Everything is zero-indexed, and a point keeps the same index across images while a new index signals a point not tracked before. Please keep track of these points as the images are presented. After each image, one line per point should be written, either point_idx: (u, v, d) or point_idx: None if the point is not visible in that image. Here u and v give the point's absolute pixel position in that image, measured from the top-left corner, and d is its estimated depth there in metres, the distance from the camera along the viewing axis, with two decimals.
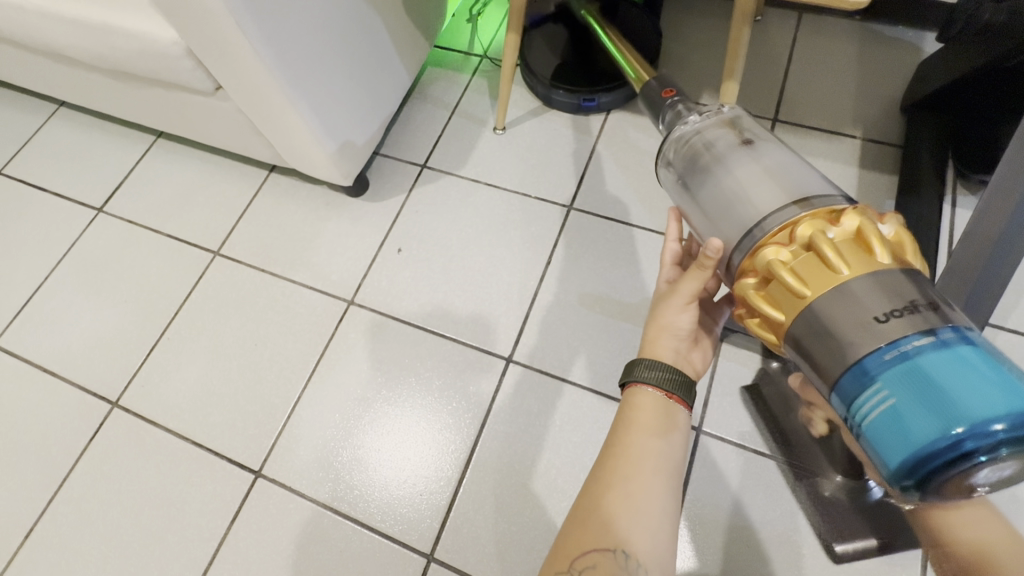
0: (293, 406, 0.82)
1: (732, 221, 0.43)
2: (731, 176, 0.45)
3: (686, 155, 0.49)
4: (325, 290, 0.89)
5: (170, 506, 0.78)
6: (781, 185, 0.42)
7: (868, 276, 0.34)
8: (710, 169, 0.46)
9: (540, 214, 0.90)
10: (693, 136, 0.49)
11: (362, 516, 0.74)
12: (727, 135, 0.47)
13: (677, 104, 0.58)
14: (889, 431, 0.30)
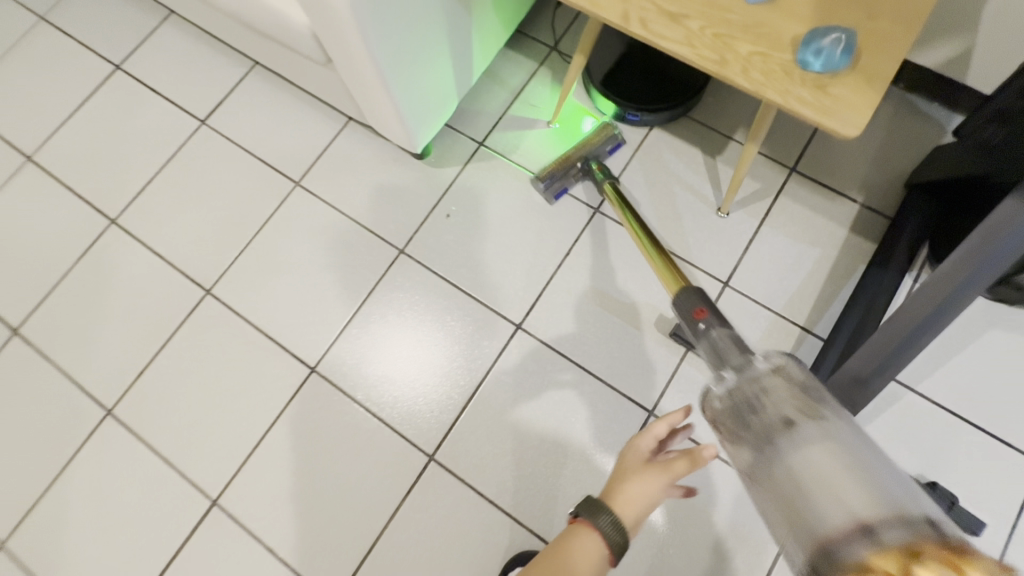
0: (345, 323, 1.04)
1: (795, 510, 0.36)
2: (791, 458, 0.38)
3: (733, 403, 0.46)
4: (382, 236, 1.08)
5: (246, 378, 1.02)
6: (865, 483, 0.35)
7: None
8: (756, 429, 0.42)
9: (571, 210, 1.06)
10: (745, 388, 0.46)
11: (385, 418, 0.98)
12: (790, 404, 0.43)
13: (712, 328, 0.61)
14: None
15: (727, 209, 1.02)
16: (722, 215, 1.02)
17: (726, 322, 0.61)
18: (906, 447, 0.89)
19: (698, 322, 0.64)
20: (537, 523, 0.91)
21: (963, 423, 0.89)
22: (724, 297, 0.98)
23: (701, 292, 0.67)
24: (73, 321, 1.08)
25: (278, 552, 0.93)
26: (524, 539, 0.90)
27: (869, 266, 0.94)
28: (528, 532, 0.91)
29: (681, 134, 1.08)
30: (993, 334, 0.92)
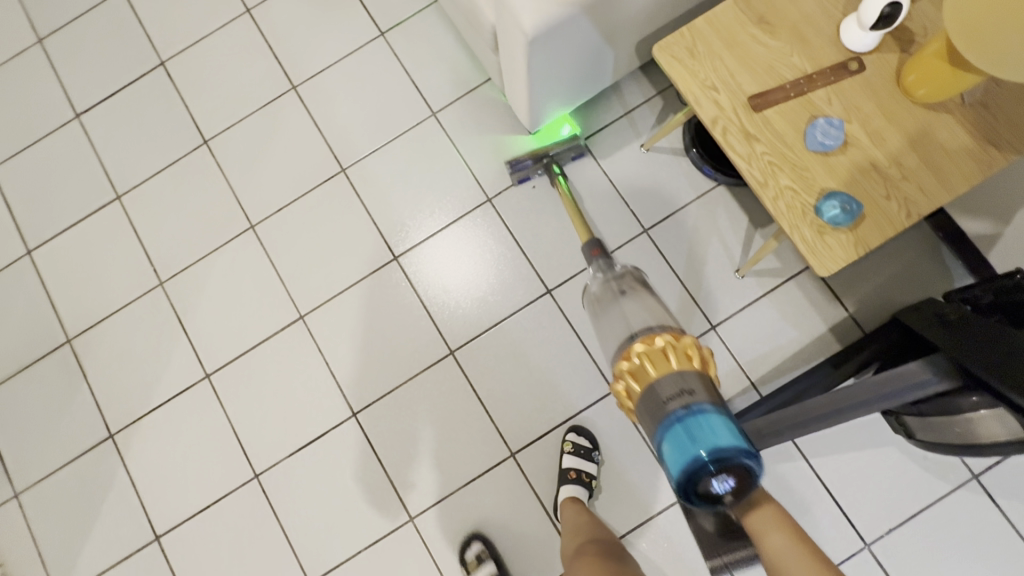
0: (428, 235, 1.36)
1: (623, 332, 0.78)
2: (624, 310, 0.82)
3: (602, 294, 0.90)
4: (480, 182, 1.37)
5: (348, 243, 1.38)
6: (651, 310, 0.80)
7: (699, 373, 0.68)
8: (613, 307, 0.85)
9: (626, 222, 1.31)
10: (608, 284, 0.91)
11: (431, 313, 1.33)
12: (641, 307, 0.82)
13: (603, 259, 0.97)
14: (680, 442, 0.63)
15: (743, 274, 1.26)
16: (737, 276, 1.27)
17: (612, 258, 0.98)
18: (780, 494, 1.18)
19: (593, 257, 0.98)
20: (505, 426, 1.27)
21: (829, 498, 1.17)
22: (706, 336, 1.26)
23: (595, 239, 1.00)
24: (247, 151, 1.43)
25: (332, 367, 1.33)
26: (490, 430, 1.27)
27: (822, 362, 1.19)
28: (495, 429, 1.27)
29: (740, 200, 1.30)
30: (890, 449, 1.18)
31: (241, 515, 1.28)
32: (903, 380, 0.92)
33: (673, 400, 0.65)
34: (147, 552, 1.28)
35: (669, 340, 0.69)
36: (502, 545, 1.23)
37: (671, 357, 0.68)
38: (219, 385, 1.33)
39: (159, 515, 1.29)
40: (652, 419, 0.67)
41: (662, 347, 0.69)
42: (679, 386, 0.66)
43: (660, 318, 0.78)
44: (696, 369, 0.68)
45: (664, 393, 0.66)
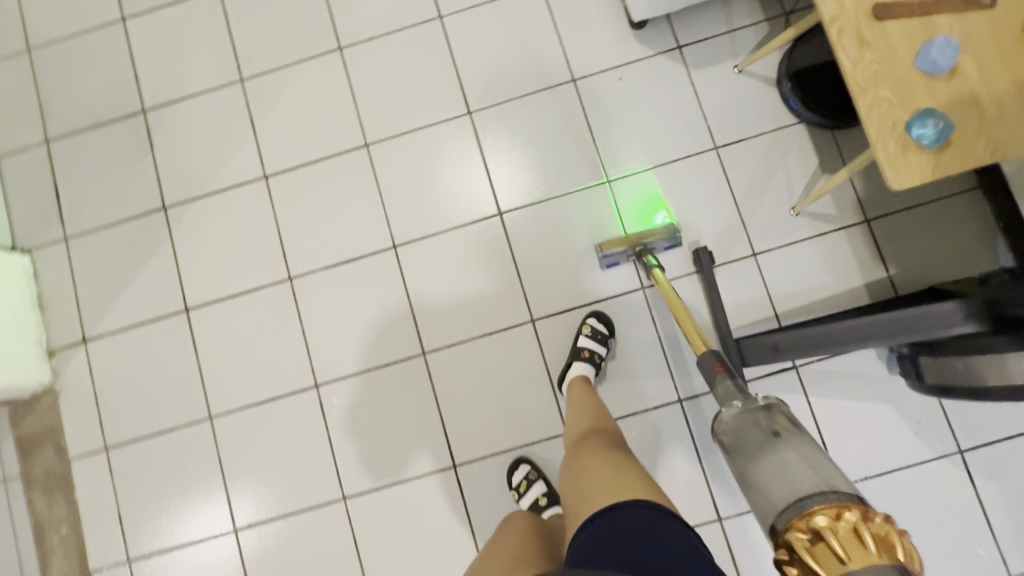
0: (507, 100, 1.38)
1: (773, 498, 0.65)
2: (767, 464, 0.69)
3: (727, 427, 0.78)
4: (569, 62, 1.38)
5: (427, 88, 1.39)
6: (811, 471, 0.66)
7: (892, 565, 0.52)
8: (753, 458, 0.71)
9: (700, 136, 1.33)
10: (736, 414, 0.79)
11: (490, 173, 1.36)
12: (799, 461, 0.67)
13: (725, 380, 0.88)
14: None
15: (798, 212, 1.28)
16: (791, 214, 1.29)
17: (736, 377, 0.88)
18: None
19: (716, 374, 0.90)
20: (533, 294, 1.32)
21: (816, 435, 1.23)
22: (745, 261, 1.29)
23: (710, 355, 0.94)
24: None
25: (384, 200, 1.37)
26: (518, 295, 1.32)
27: (849, 310, 1.22)
28: (522, 295, 1.32)
29: (815, 144, 1.31)
30: (888, 408, 1.22)
31: (268, 311, 1.35)
32: (926, 315, 0.98)
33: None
34: (176, 319, 1.36)
35: (831, 520, 0.57)
36: (502, 400, 1.30)
37: (835, 544, 0.55)
38: (274, 188, 1.38)
39: (194, 290, 1.37)
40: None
41: (821, 530, 0.56)
42: None
43: (820, 477, 0.64)
44: (889, 563, 0.52)
45: None
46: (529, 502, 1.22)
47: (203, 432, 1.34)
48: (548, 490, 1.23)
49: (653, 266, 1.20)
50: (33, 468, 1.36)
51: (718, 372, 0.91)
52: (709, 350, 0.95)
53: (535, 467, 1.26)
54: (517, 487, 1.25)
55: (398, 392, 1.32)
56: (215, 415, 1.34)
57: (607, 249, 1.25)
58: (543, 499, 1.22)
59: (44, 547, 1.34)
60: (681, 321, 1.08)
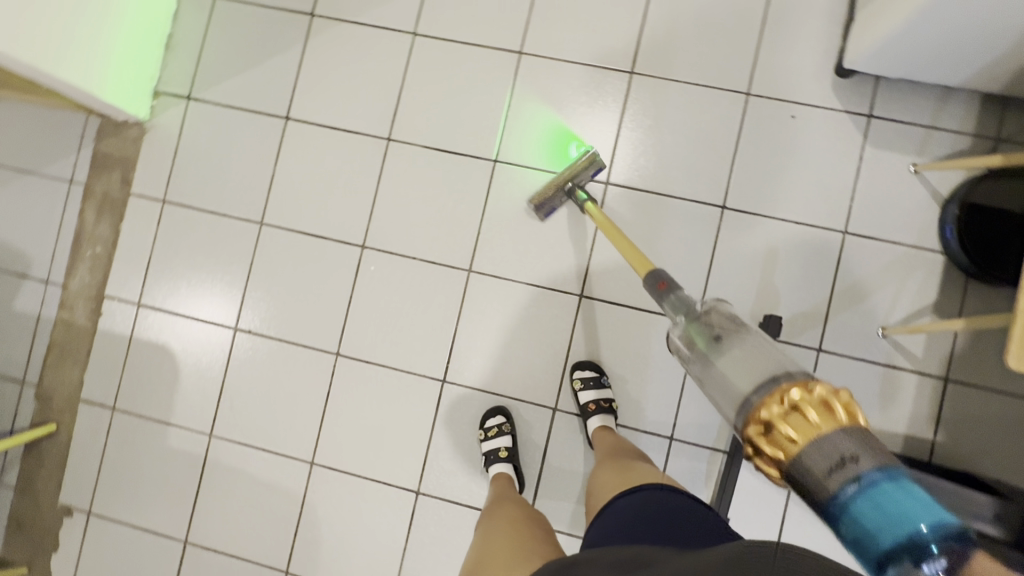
0: (675, 80, 1.30)
1: (733, 387, 0.67)
2: (724, 361, 0.71)
3: (686, 338, 0.80)
4: (754, 73, 1.28)
5: (607, 27, 1.32)
6: (765, 355, 0.69)
7: (849, 426, 0.57)
8: (713, 353, 0.74)
9: (836, 213, 1.25)
10: (694, 323, 0.80)
11: (620, 141, 1.31)
12: (750, 351, 0.70)
13: (677, 293, 0.87)
14: (886, 526, 0.50)
15: (886, 334, 1.21)
16: (878, 331, 1.22)
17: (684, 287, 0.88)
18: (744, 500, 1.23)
19: (662, 293, 0.89)
20: (594, 271, 1.30)
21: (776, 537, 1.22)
22: (808, 351, 1.24)
23: (659, 272, 0.91)
24: None
25: (509, 112, 1.34)
26: (581, 266, 1.30)
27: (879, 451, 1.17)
28: (585, 268, 1.30)
29: (943, 280, 1.22)
30: None
31: (356, 158, 1.36)
32: None
33: (832, 480, 0.54)
34: (274, 121, 1.39)
35: (799, 392, 0.60)
36: (515, 348, 1.31)
37: (807, 414, 0.58)
38: (417, 46, 1.36)
39: (301, 103, 1.38)
40: (813, 498, 0.56)
41: (795, 402, 0.59)
42: (840, 450, 0.55)
43: (771, 367, 0.66)
44: (844, 424, 0.57)
45: (830, 464, 0.55)
46: (491, 447, 1.25)
47: (249, 232, 1.39)
48: (511, 447, 1.25)
49: (585, 203, 1.20)
50: (96, 182, 1.44)
51: (664, 285, 0.89)
52: (655, 267, 0.93)
53: (511, 421, 1.28)
54: (487, 429, 1.27)
55: (429, 290, 1.34)
56: (265, 223, 1.38)
57: (542, 202, 1.24)
58: (502, 452, 1.24)
59: (76, 253, 1.44)
60: (619, 236, 1.06)
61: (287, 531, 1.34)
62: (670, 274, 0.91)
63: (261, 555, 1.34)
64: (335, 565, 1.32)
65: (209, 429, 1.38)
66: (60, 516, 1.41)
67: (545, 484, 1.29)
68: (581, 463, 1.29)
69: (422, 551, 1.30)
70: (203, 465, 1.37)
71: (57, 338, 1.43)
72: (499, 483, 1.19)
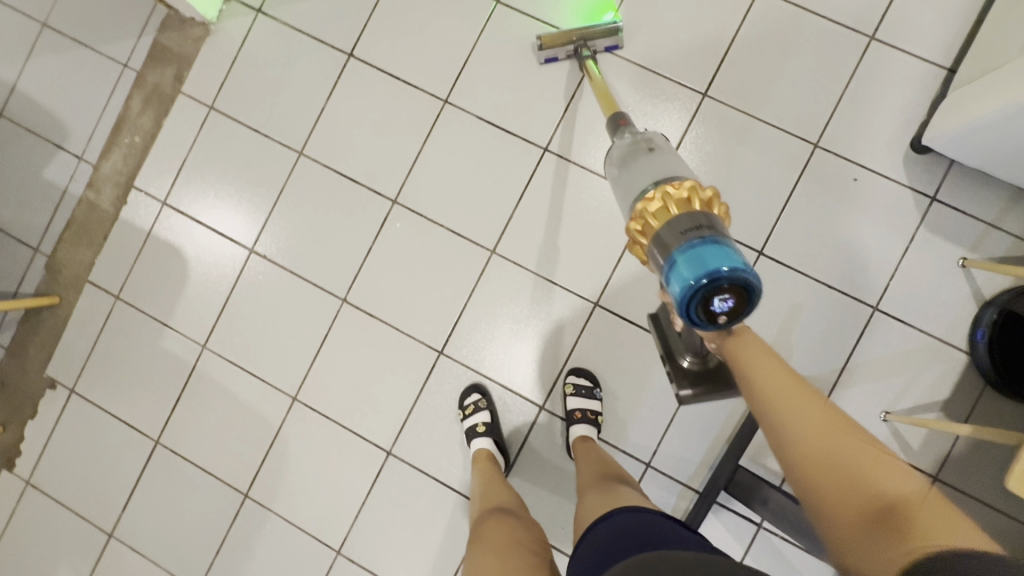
0: (746, 112, 1.26)
1: (630, 188, 0.72)
2: (634, 169, 0.73)
3: (612, 157, 0.80)
4: (828, 126, 1.24)
5: (692, 43, 1.28)
6: (665, 165, 0.72)
7: (701, 211, 0.64)
8: (625, 162, 0.76)
9: (872, 286, 1.22)
10: (622, 141, 0.80)
11: (675, 161, 1.28)
12: (656, 162, 0.72)
13: (625, 127, 0.82)
14: (695, 270, 0.60)
15: (887, 419, 1.19)
16: (880, 414, 1.20)
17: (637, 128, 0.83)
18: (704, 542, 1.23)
19: (619, 128, 0.83)
20: (615, 283, 1.28)
21: None
22: None
23: (620, 111, 0.87)
24: None
25: (571, 104, 1.31)
26: (604, 274, 1.29)
27: None
28: (608, 277, 1.28)
29: (960, 381, 1.19)
30: None
31: (409, 111, 1.34)
32: None
33: (672, 244, 0.63)
34: (337, 54, 1.36)
35: (673, 189, 0.65)
36: (518, 339, 1.30)
37: (671, 206, 0.65)
38: (496, 15, 1.32)
39: (368, 43, 1.35)
40: (654, 256, 0.66)
41: (665, 199, 0.65)
42: (685, 225, 0.63)
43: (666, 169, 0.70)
44: (698, 210, 0.64)
45: (673, 235, 0.63)
46: (469, 425, 1.25)
47: (286, 159, 1.38)
48: (489, 423, 1.25)
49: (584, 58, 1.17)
50: (150, 73, 1.43)
51: (620, 120, 0.84)
52: (616, 112, 0.88)
53: (488, 399, 1.28)
54: (465, 407, 1.28)
55: (448, 261, 1.33)
56: (304, 153, 1.37)
57: (549, 43, 1.21)
58: (480, 428, 1.24)
59: (114, 137, 1.44)
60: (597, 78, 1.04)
61: (256, 457, 1.36)
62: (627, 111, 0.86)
63: (226, 473, 1.36)
64: (293, 500, 1.34)
65: (204, 340, 1.39)
66: (43, 387, 1.43)
67: (514, 478, 1.30)
68: (554, 465, 1.29)
69: (380, 509, 1.32)
70: (191, 373, 1.39)
71: (78, 216, 1.44)
72: (479, 464, 1.19)
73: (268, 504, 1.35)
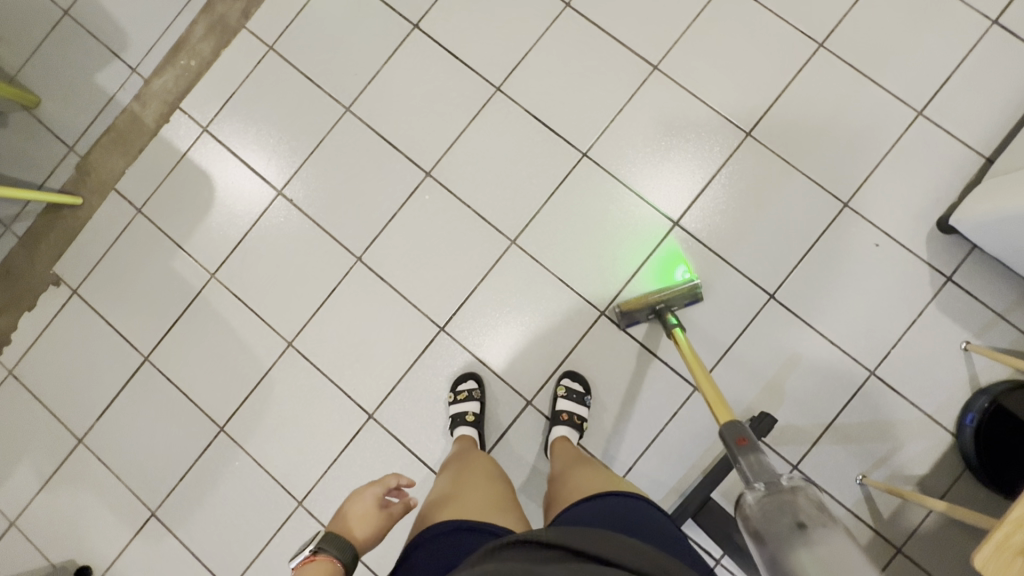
0: (785, 158, 1.29)
1: None
2: (793, 556, 0.64)
3: (753, 501, 0.74)
4: (861, 187, 1.27)
5: (745, 82, 1.31)
6: (828, 552, 0.62)
7: None
8: (774, 544, 0.66)
9: (873, 351, 1.23)
10: (761, 495, 0.74)
11: (707, 191, 1.30)
12: (835, 551, 0.62)
13: (754, 459, 0.83)
14: None
15: (863, 482, 1.20)
16: (857, 476, 1.21)
17: (763, 455, 0.83)
18: None
19: (738, 446, 0.85)
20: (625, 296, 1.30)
21: None
22: (785, 462, 1.23)
23: (736, 425, 0.88)
24: None
25: (618, 117, 1.33)
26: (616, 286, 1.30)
27: None
28: (619, 289, 1.30)
29: (940, 460, 1.20)
30: None
31: (461, 91, 1.37)
32: None
33: None
34: (404, 23, 1.39)
35: None
36: (521, 331, 1.32)
37: None
38: (564, 17, 1.36)
39: (435, 19, 1.38)
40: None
41: None
42: None
43: (870, 567, 0.61)
44: None
45: None
46: (458, 410, 1.26)
47: (332, 111, 1.40)
48: (478, 412, 1.26)
49: (674, 327, 1.14)
50: (219, 3, 1.46)
51: (739, 436, 0.86)
52: (732, 422, 0.90)
53: (481, 389, 1.29)
54: (457, 392, 1.28)
55: (468, 242, 1.34)
56: (351, 110, 1.39)
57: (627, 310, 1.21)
58: (469, 416, 1.25)
59: (171, 57, 1.46)
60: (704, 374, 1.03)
61: (240, 393, 1.36)
62: (745, 429, 0.88)
63: (207, 403, 1.37)
64: (268, 443, 1.34)
65: (213, 269, 1.40)
66: (47, 282, 1.44)
67: None
68: (529, 461, 1.30)
69: (352, 469, 1.32)
70: (193, 299, 1.39)
71: (119, 124, 1.46)
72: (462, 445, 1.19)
73: (242, 441, 1.35)
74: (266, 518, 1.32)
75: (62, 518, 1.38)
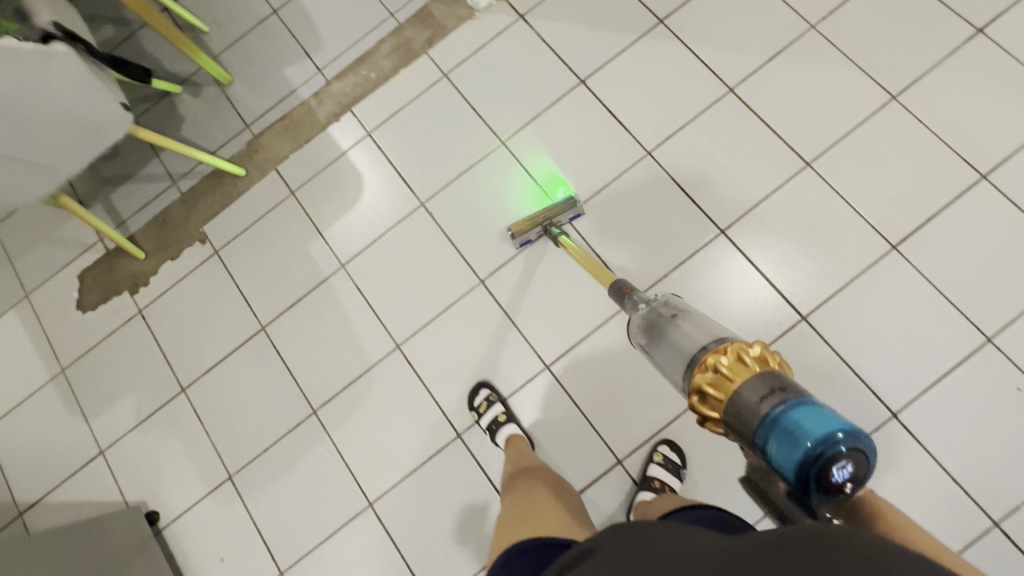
0: (930, 280, 1.27)
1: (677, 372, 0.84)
2: (670, 348, 0.88)
3: (641, 329, 0.97)
4: (1009, 326, 1.22)
5: (899, 198, 1.31)
6: (692, 336, 0.85)
7: (766, 373, 0.71)
8: (660, 348, 0.90)
9: (999, 498, 1.16)
10: (644, 317, 0.97)
11: (842, 294, 1.29)
12: (690, 333, 0.87)
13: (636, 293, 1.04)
14: (805, 428, 0.63)
15: None
16: None
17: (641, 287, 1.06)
18: None
19: (622, 292, 1.06)
20: None
21: None
22: None
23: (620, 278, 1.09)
24: (977, 71, 1.34)
25: (764, 203, 1.36)
26: None
27: None
28: None
29: None
30: None
31: (612, 148, 1.43)
32: None
33: (760, 409, 0.67)
34: (572, 76, 1.49)
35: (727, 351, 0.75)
36: (625, 388, 1.31)
37: (733, 364, 0.73)
38: (726, 101, 1.42)
39: (603, 78, 1.48)
40: (742, 427, 0.69)
41: (712, 366, 0.75)
42: (759, 393, 0.69)
43: (709, 335, 0.84)
44: (763, 370, 0.71)
45: (749, 401, 0.69)
46: (490, 419, 1.29)
47: (488, 140, 1.49)
48: (506, 412, 1.31)
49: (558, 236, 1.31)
50: (408, 27, 1.61)
51: (622, 285, 1.08)
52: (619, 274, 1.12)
53: (496, 392, 1.34)
54: (477, 406, 1.32)
55: (589, 288, 1.37)
56: (506, 144, 1.48)
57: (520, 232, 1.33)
58: (501, 417, 1.29)
59: (354, 65, 1.61)
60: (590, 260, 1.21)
61: (340, 381, 1.41)
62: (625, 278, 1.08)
63: (306, 384, 1.42)
64: (355, 436, 1.37)
65: (345, 260, 1.48)
66: (194, 239, 1.56)
67: None
68: (608, 519, 1.27)
69: (429, 482, 1.32)
70: (320, 283, 1.47)
71: (294, 114, 1.61)
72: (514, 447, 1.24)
73: (331, 428, 1.38)
74: (336, 509, 1.34)
75: (146, 459, 1.44)
